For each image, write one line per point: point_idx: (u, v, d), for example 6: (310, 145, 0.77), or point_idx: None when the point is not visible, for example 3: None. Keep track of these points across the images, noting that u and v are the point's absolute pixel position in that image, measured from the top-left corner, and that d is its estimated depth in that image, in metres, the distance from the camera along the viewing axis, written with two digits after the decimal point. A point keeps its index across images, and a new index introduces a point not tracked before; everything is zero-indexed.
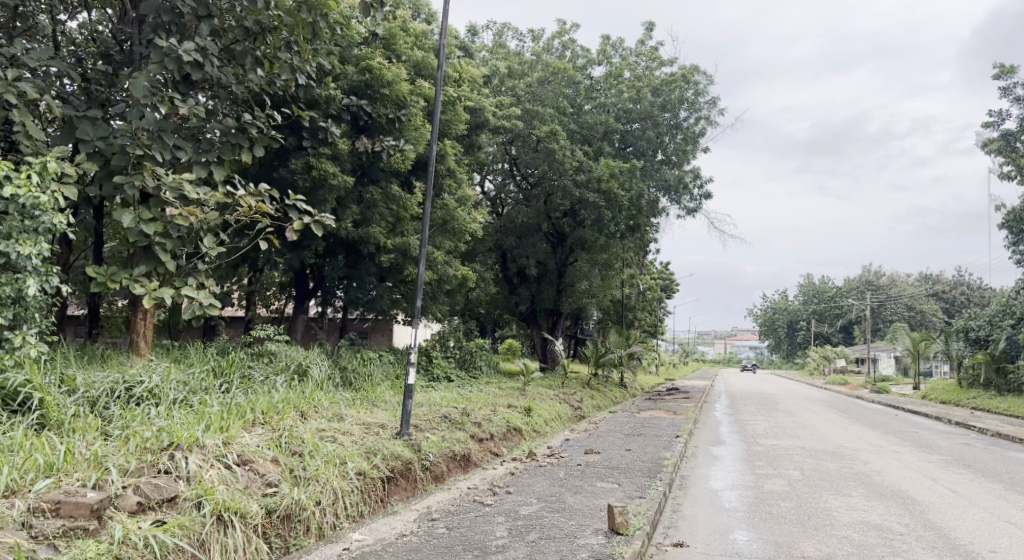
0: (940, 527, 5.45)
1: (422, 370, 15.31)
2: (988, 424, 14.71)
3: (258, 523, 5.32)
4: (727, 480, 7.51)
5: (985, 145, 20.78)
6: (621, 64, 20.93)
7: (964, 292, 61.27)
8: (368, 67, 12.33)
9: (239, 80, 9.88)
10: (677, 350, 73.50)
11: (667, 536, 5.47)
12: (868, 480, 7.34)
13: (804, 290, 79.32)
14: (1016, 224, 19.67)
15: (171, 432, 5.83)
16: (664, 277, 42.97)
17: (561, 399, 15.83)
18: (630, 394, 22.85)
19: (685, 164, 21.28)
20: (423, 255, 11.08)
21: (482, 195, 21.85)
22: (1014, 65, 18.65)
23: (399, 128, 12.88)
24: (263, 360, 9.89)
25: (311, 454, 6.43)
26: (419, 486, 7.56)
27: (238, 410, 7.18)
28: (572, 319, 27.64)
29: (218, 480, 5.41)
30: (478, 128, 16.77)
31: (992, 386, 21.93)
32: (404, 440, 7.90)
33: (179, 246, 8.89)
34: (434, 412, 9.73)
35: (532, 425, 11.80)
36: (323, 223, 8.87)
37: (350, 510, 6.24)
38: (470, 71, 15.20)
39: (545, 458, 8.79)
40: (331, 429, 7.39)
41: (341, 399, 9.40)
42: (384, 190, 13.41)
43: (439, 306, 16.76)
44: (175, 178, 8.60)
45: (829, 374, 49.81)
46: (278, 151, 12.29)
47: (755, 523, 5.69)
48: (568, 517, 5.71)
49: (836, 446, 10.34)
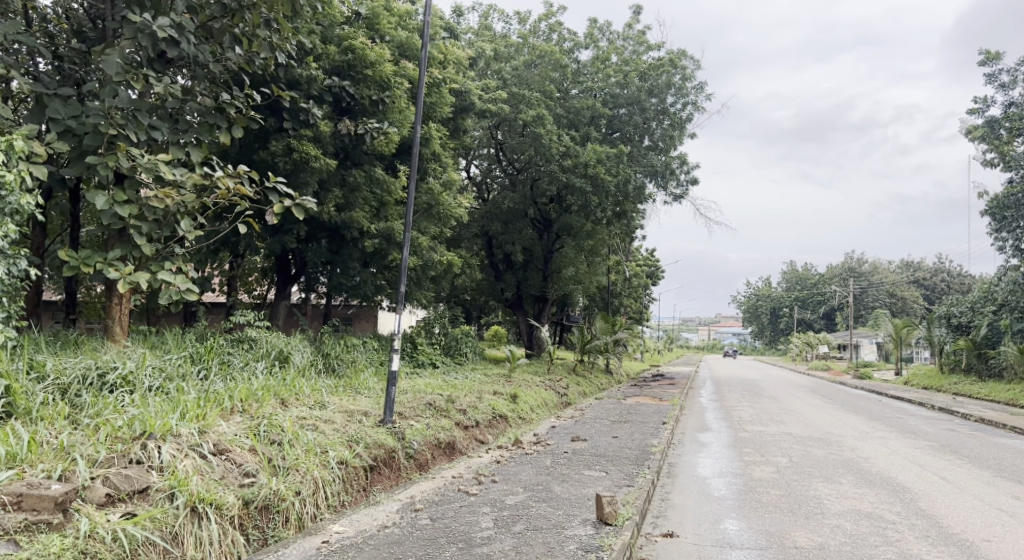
0: (932, 515, 5.38)
1: (406, 357, 15.13)
2: (971, 410, 14.78)
3: (234, 514, 5.14)
4: (715, 467, 7.44)
5: (970, 132, 20.82)
6: (608, 48, 20.68)
7: (944, 279, 61.96)
8: (350, 47, 12.05)
9: (217, 58, 9.58)
10: (662, 337, 73.74)
11: (656, 525, 5.36)
12: (857, 467, 7.28)
13: (787, 277, 79.79)
14: (999, 211, 19.76)
15: (144, 419, 5.63)
16: (650, 263, 42.98)
17: (546, 386, 15.72)
18: (616, 380, 22.84)
19: (672, 150, 21.09)
20: (407, 240, 10.79)
21: (468, 179, 21.72)
22: (1000, 51, 18.61)
23: (384, 110, 12.67)
24: (242, 347, 9.65)
25: (291, 443, 6.25)
26: (404, 475, 7.42)
27: (216, 398, 6.97)
28: (558, 306, 27.55)
29: (193, 470, 5.23)
30: (464, 111, 16.50)
31: (972, 371, 22.19)
32: (388, 428, 7.76)
33: (156, 230, 8.63)
34: (419, 399, 9.57)
35: (518, 412, 11.69)
36: (304, 206, 8.61)
37: (331, 500, 6.08)
38: (456, 53, 14.90)
39: (531, 446, 8.68)
40: (313, 416, 7.22)
41: (323, 386, 9.22)
42: (367, 174, 13.16)
43: (424, 292, 16.55)
44: (151, 159, 8.31)
45: (812, 359, 50.22)
46: (259, 132, 12.01)
47: (745, 512, 5.59)
48: (555, 507, 5.58)
49: (823, 432, 10.31)
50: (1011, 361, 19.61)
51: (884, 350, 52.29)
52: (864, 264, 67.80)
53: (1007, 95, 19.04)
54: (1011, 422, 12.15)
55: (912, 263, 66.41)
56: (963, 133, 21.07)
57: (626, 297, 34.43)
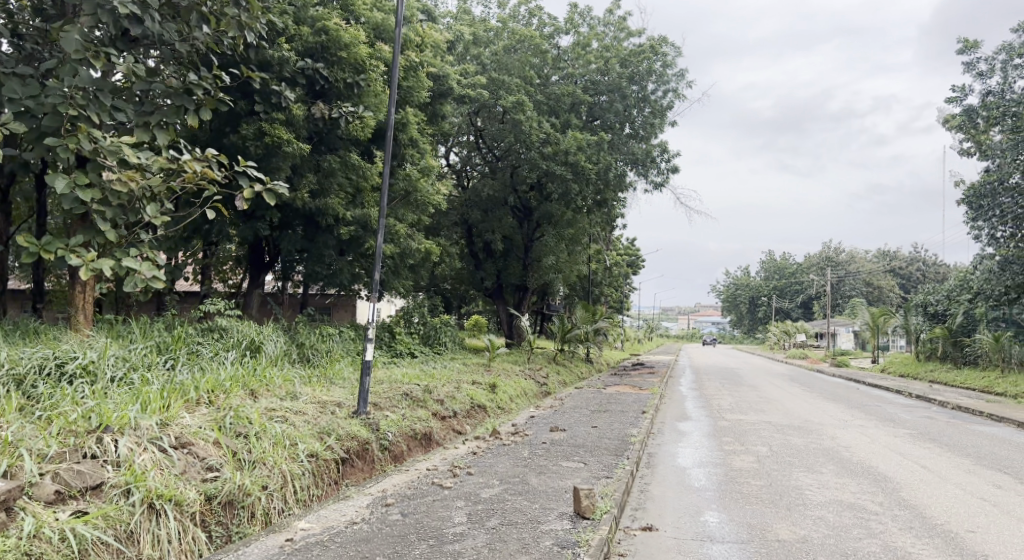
0: (915, 506, 5.30)
1: (383, 347, 14.89)
2: (948, 397, 14.89)
3: (195, 511, 4.93)
4: (695, 457, 7.33)
5: (948, 121, 20.94)
6: (589, 34, 20.41)
7: (920, 268, 62.83)
8: (324, 28, 11.69)
9: (184, 38, 9.21)
10: (643, 326, 74.00)
11: (635, 519, 5.21)
12: (838, 456, 7.20)
13: (765, 266, 80.40)
14: (976, 200, 19.97)
15: (101, 411, 5.36)
16: (630, 252, 42.98)
17: (526, 375, 15.58)
18: (596, 370, 22.77)
19: (653, 138, 20.93)
20: (383, 226, 10.49)
21: (447, 166, 21.41)
22: (978, 40, 18.68)
23: (359, 94, 12.36)
24: (212, 336, 9.35)
25: (258, 435, 6.00)
26: (377, 467, 7.22)
27: (180, 389, 6.70)
28: (539, 295, 27.40)
29: (151, 464, 4.99)
30: (442, 96, 16.20)
31: (947, 359, 22.43)
32: (361, 419, 7.54)
33: (121, 215, 8.27)
34: (395, 389, 9.36)
35: (497, 403, 11.53)
36: (276, 191, 8.22)
37: (300, 494, 5.87)
38: (433, 36, 14.56)
39: (509, 436, 8.52)
40: (282, 408, 6.96)
41: (296, 376, 8.97)
42: (342, 159, 12.85)
43: (402, 281, 16.29)
44: (113, 141, 7.92)
45: (790, 348, 50.64)
46: (229, 115, 11.67)
47: (725, 504, 5.47)
48: (531, 501, 5.41)
49: (803, 420, 10.25)
50: (985, 349, 19.83)
51: (861, 338, 52.94)
52: (840, 253, 68.45)
53: (985, 84, 19.13)
54: (987, 409, 12.21)
55: (888, 253, 67.19)
56: (941, 123, 21.20)
57: (606, 286, 34.38)
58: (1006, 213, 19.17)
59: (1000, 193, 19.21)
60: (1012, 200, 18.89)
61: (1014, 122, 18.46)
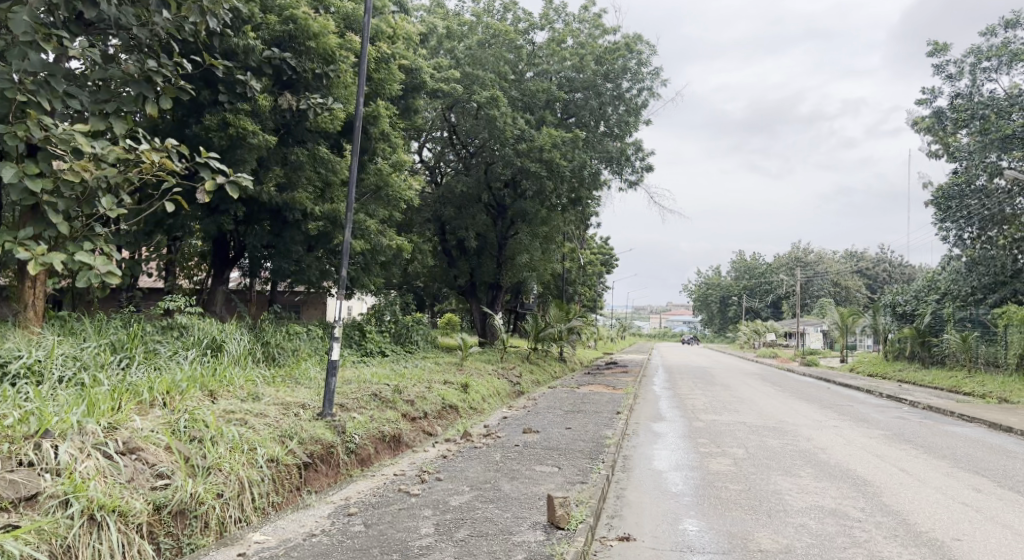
0: (897, 512, 5.18)
1: (353, 345, 14.54)
2: (919, 397, 14.96)
3: (142, 522, 4.62)
4: (671, 459, 7.16)
5: (916, 123, 21.30)
6: (564, 30, 20.18)
7: (886, 268, 64.19)
8: (291, 17, 11.31)
9: (143, 22, 8.76)
10: (615, 324, 74.16)
11: (611, 528, 5.00)
12: (815, 458, 7.09)
13: (735, 265, 81.20)
14: (943, 202, 20.50)
15: (41, 415, 4.97)
16: (604, 251, 42.96)
17: (499, 374, 15.32)
18: (569, 369, 22.60)
19: (628, 136, 20.78)
20: (349, 221, 10.06)
21: (420, 162, 21.06)
22: (947, 43, 18.90)
23: (327, 85, 12.01)
24: (171, 334, 8.94)
25: (213, 440, 5.67)
26: (343, 472, 6.91)
27: (131, 391, 6.33)
28: (512, 293, 27.16)
29: (94, 472, 4.65)
30: (414, 90, 15.89)
31: (915, 358, 22.66)
32: (326, 421, 7.22)
33: (75, 207, 7.80)
34: (363, 390, 9.02)
35: (469, 403, 11.27)
36: (240, 183, 7.73)
37: (259, 502, 5.56)
38: (405, 28, 14.21)
39: (481, 438, 8.25)
40: (241, 410, 6.62)
41: (259, 377, 8.60)
42: (310, 152, 12.47)
43: (373, 278, 15.92)
44: (66, 129, 7.43)
45: (761, 346, 51.11)
46: (191, 105, 11.25)
47: (704, 511, 5.29)
48: (503, 509, 5.18)
49: (777, 421, 10.18)
50: (952, 349, 20.06)
51: (829, 337, 53.57)
52: (809, 253, 69.32)
53: (953, 86, 19.41)
54: (956, 409, 12.31)
55: (855, 253, 68.29)
56: (910, 125, 21.53)
57: (580, 284, 34.25)
58: (972, 214, 19.71)
59: (967, 194, 19.83)
60: (979, 202, 19.45)
61: (982, 124, 18.76)
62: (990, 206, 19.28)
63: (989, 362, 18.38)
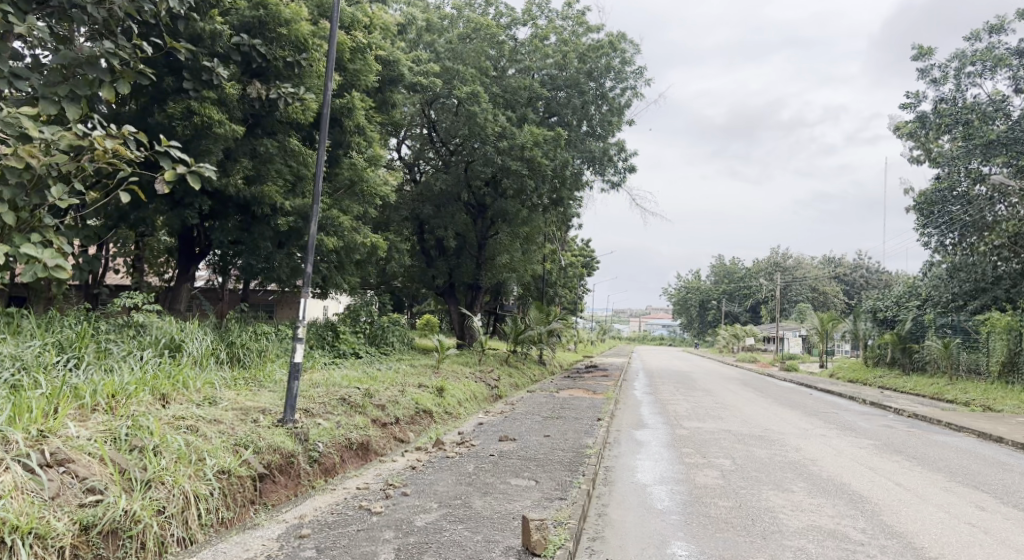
0: (901, 533, 4.82)
1: (325, 346, 13.99)
2: (902, 405, 14.70)
3: (64, 545, 4.14)
4: (655, 471, 6.76)
5: (898, 128, 21.32)
6: (547, 27, 19.75)
7: (863, 274, 64.82)
8: (262, 3, 10.87)
9: None
10: (596, 327, 73.84)
11: (593, 552, 4.58)
12: (806, 471, 6.72)
13: (714, 269, 81.30)
14: (926, 207, 20.45)
15: None
16: (585, 253, 42.72)
17: (476, 378, 14.81)
18: (548, 371, 22.11)
19: (611, 137, 20.39)
20: (316, 215, 9.45)
21: (398, 159, 20.54)
22: (932, 47, 18.85)
23: (299, 75, 11.51)
24: (127, 334, 8.35)
25: (157, 450, 5.13)
26: (304, 483, 6.39)
27: (72, 394, 5.75)
28: (492, 294, 26.65)
29: (10, 487, 4.14)
30: (392, 84, 15.40)
31: (895, 365, 22.22)
32: (288, 429, 6.69)
33: (22, 196, 6.91)
34: (332, 394, 8.50)
35: (444, 408, 10.77)
36: (201, 174, 6.88)
37: (205, 519, 5.06)
38: (382, 18, 13.75)
39: (454, 448, 7.76)
40: (192, 416, 6.07)
41: (219, 380, 8.06)
42: (281, 144, 11.94)
43: (347, 276, 15.39)
44: (9, 111, 6.78)
45: (737, 352, 50.92)
46: (155, 93, 10.67)
47: (694, 532, 4.88)
48: (473, 531, 4.73)
49: (763, 428, 9.83)
50: (932, 356, 19.83)
51: (807, 343, 53.56)
52: (787, 258, 69.54)
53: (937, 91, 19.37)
54: (941, 417, 12.11)
55: (833, 259, 68.71)
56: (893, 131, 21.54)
57: (559, 286, 33.85)
58: (954, 221, 19.81)
59: (949, 201, 19.87)
60: (962, 209, 19.50)
61: (966, 130, 18.78)
62: (972, 213, 19.27)
63: (971, 370, 18.23)
